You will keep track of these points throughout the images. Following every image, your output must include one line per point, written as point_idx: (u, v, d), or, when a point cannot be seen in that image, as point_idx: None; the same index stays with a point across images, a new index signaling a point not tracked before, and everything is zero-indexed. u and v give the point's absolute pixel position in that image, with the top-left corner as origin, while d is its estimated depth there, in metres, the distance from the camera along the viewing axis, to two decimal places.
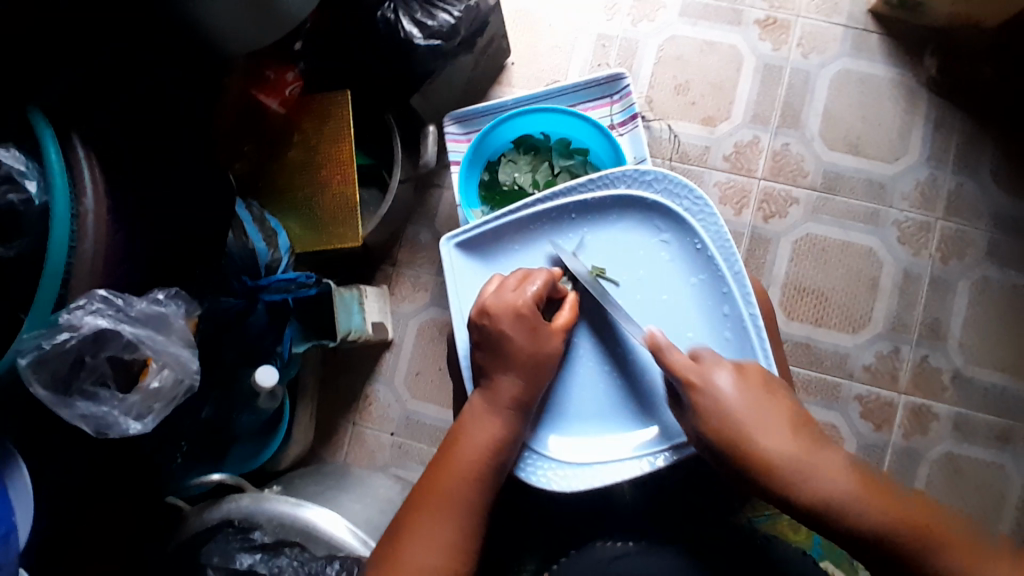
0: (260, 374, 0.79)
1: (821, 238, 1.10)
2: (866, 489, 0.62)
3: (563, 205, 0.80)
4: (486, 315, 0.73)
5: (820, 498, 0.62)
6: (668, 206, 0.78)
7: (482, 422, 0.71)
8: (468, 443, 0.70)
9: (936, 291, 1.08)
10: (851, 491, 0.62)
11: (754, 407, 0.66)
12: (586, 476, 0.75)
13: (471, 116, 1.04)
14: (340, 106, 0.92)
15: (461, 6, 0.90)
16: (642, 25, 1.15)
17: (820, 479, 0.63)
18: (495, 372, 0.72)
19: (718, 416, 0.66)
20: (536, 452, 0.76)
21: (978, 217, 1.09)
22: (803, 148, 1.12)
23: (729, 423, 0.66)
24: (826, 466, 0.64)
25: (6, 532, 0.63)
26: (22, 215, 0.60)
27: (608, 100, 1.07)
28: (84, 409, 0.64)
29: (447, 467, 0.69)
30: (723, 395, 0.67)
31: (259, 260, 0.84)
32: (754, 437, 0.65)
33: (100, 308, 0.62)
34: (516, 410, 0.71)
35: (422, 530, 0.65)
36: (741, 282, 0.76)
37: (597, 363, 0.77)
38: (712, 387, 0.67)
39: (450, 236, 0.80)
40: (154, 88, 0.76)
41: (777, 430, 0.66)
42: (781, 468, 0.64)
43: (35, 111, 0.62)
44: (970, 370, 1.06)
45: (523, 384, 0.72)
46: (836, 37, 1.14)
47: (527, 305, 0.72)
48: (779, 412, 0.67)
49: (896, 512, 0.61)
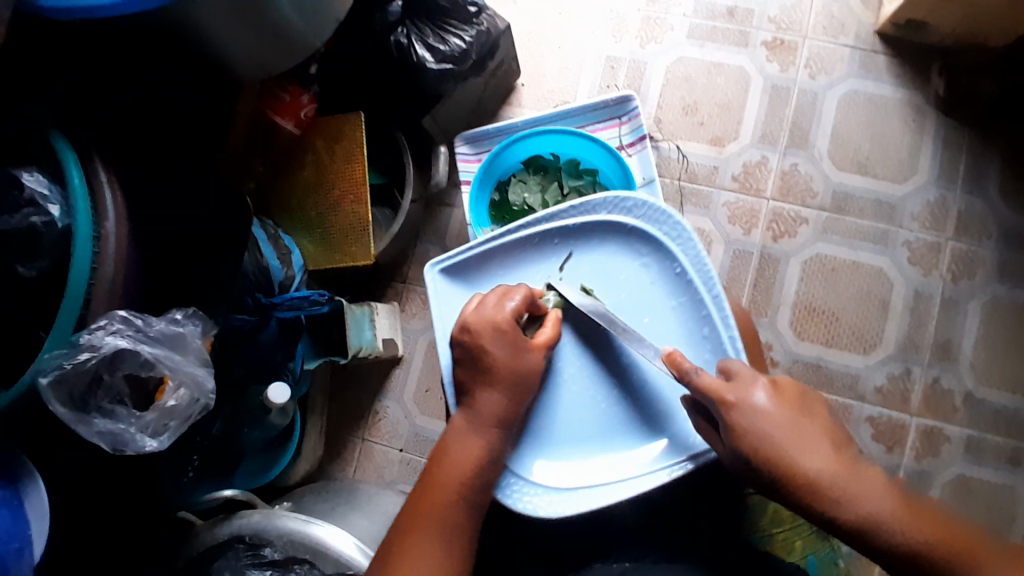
0: (272, 391, 0.80)
1: (830, 258, 1.10)
2: (911, 513, 0.60)
3: (546, 230, 0.81)
4: (467, 330, 0.73)
5: (860, 515, 0.61)
6: (648, 231, 0.79)
7: (465, 438, 0.71)
8: (455, 459, 0.71)
9: (946, 312, 1.07)
10: (893, 511, 0.60)
11: (793, 427, 0.65)
12: (571, 501, 0.75)
13: (482, 137, 1.07)
14: (353, 127, 0.94)
15: (472, 31, 0.93)
16: (650, 47, 1.17)
17: (859, 497, 0.61)
18: (476, 389, 0.73)
19: (753, 439, 0.64)
20: (518, 476, 0.76)
21: (987, 236, 1.08)
22: (812, 168, 1.12)
23: (766, 446, 0.64)
24: (868, 489, 0.61)
25: (21, 547, 0.65)
26: (43, 236, 0.61)
27: (617, 121, 1.08)
28: (101, 426, 0.66)
29: (437, 485, 0.70)
30: (760, 412, 0.65)
31: (274, 279, 0.87)
32: (795, 458, 0.63)
33: (120, 328, 0.63)
34: (500, 422, 0.72)
35: (419, 547, 0.66)
36: (720, 304, 0.76)
37: (578, 384, 0.78)
38: (748, 405, 0.65)
39: (434, 262, 0.81)
40: (149, 89, 0.76)
41: (816, 446, 0.64)
42: (821, 486, 0.62)
43: (56, 134, 0.63)
44: (981, 391, 1.05)
45: (506, 395, 0.73)
46: (843, 58, 1.15)
47: (507, 321, 0.73)
48: (815, 428, 0.65)
49: (943, 540, 0.58)
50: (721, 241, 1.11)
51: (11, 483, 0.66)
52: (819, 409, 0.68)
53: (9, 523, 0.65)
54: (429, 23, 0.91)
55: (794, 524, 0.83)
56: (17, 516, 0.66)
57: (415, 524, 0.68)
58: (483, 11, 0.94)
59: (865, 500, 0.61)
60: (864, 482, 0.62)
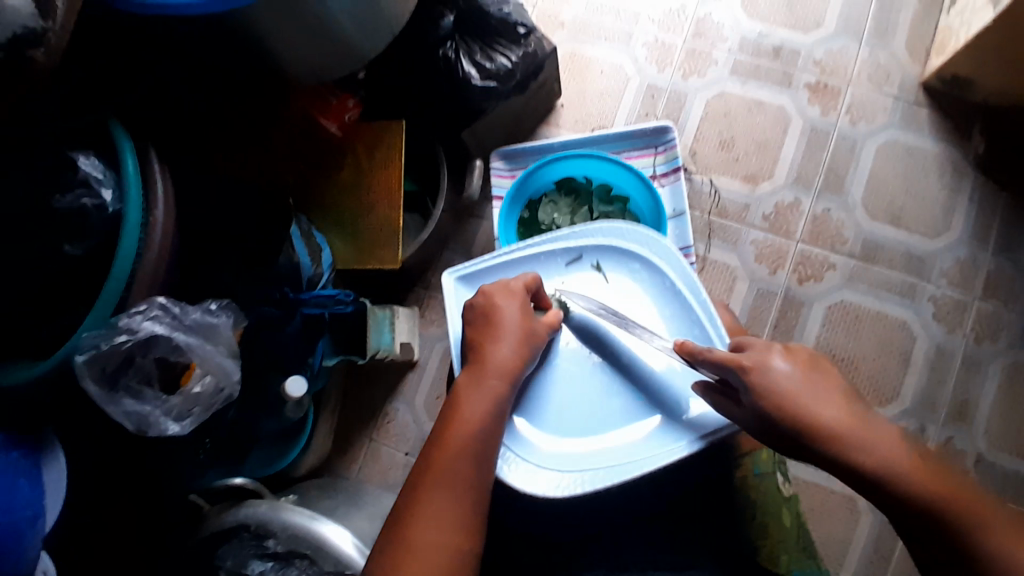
0: (289, 385, 0.82)
1: (854, 306, 1.09)
2: (928, 466, 0.56)
3: (552, 249, 0.87)
4: (481, 293, 0.76)
5: (880, 464, 0.57)
6: (641, 251, 0.87)
7: (475, 396, 0.68)
8: (466, 415, 0.67)
9: (967, 372, 1.06)
10: (912, 462, 0.56)
11: (808, 384, 0.63)
12: (569, 482, 0.77)
13: (518, 154, 1.10)
14: (395, 134, 0.96)
15: (518, 52, 0.95)
16: (692, 80, 1.18)
17: (877, 447, 0.58)
18: (487, 346, 0.72)
19: (773, 397, 0.62)
20: (515, 455, 0.78)
21: (1015, 299, 1.07)
22: (844, 214, 1.12)
23: (781, 399, 0.62)
24: (879, 441, 0.58)
25: (36, 514, 0.66)
26: (93, 218, 0.64)
27: (652, 151, 1.10)
28: (127, 406, 0.67)
29: (449, 441, 0.64)
30: (778, 374, 0.63)
31: (303, 274, 0.87)
32: (809, 410, 0.61)
33: (158, 315, 0.65)
34: (510, 375, 0.71)
35: (432, 510, 0.60)
36: (708, 308, 0.83)
37: (575, 369, 0.83)
38: (765, 368, 0.64)
39: (453, 269, 0.85)
40: (171, 88, 0.78)
41: (831, 399, 0.61)
42: (838, 436, 0.59)
43: (115, 123, 0.65)
44: (993, 455, 1.03)
45: (517, 346, 0.73)
46: (885, 107, 1.14)
47: (520, 288, 0.76)
48: (829, 385, 0.63)
49: (952, 496, 0.54)
50: (746, 279, 1.11)
51: (32, 451, 0.69)
52: (833, 367, 0.65)
53: (31, 491, 0.66)
54: (478, 41, 0.94)
55: (780, 537, 0.73)
56: (35, 485, 0.67)
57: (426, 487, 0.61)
58: (533, 32, 0.97)
59: (874, 451, 0.58)
60: (875, 433, 0.59)
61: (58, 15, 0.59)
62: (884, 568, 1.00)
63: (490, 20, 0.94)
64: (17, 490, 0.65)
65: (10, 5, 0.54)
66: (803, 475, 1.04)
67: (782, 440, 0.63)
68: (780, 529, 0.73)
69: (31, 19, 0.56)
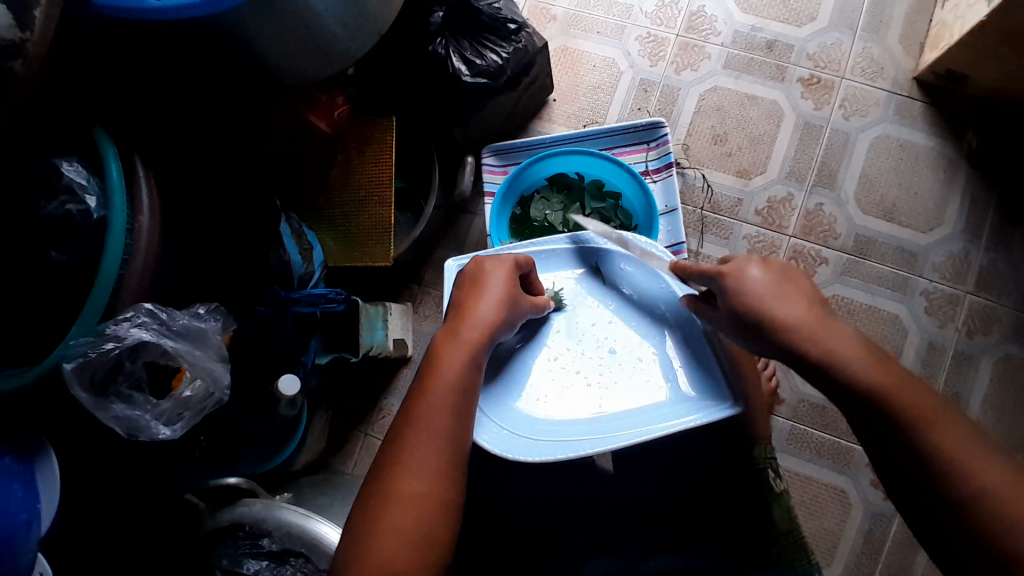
0: (282, 382, 0.82)
1: (846, 300, 1.09)
2: (879, 364, 0.58)
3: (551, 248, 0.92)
4: (475, 261, 0.78)
5: (827, 354, 0.59)
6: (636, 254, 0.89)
7: (454, 351, 0.67)
8: (442, 366, 0.65)
9: (958, 366, 1.06)
10: (863, 357, 0.58)
11: (776, 287, 0.65)
12: (541, 448, 0.76)
13: (509, 150, 1.10)
14: (384, 131, 0.95)
15: (509, 48, 0.94)
16: (685, 74, 1.17)
17: (830, 341, 0.60)
18: (471, 304, 0.72)
19: (742, 301, 0.66)
20: (495, 423, 0.78)
21: (1008, 294, 1.07)
22: (836, 210, 1.12)
23: (748, 299, 0.65)
24: (832, 340, 0.60)
25: (30, 519, 0.66)
26: (79, 224, 0.64)
27: (644, 147, 1.09)
28: (118, 411, 0.68)
29: (428, 389, 0.64)
30: (749, 276, 0.66)
31: (294, 273, 0.87)
32: (770, 312, 0.63)
33: (145, 321, 0.66)
34: (489, 326, 0.70)
35: (412, 472, 0.59)
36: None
37: (560, 357, 0.87)
38: (738, 275, 0.67)
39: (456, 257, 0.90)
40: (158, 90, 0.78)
41: (796, 298, 0.64)
42: (793, 327, 0.62)
43: (100, 130, 0.65)
44: None
45: (499, 301, 0.73)
46: (879, 101, 1.14)
47: (514, 261, 0.79)
48: (798, 290, 0.65)
49: (898, 392, 0.55)
50: None
51: (25, 459, 0.69)
52: (805, 279, 0.67)
53: (24, 497, 0.66)
54: (468, 37, 0.93)
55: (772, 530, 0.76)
56: (29, 491, 0.67)
57: (408, 460, 0.60)
58: (522, 28, 0.96)
59: (826, 347, 0.60)
60: (829, 333, 0.61)
61: (37, 25, 0.60)
62: (874, 560, 1.02)
63: (480, 16, 0.93)
64: (12, 495, 0.66)
65: None
66: (795, 469, 1.05)
67: (750, 338, 0.66)
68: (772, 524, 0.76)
69: (8, 30, 0.58)
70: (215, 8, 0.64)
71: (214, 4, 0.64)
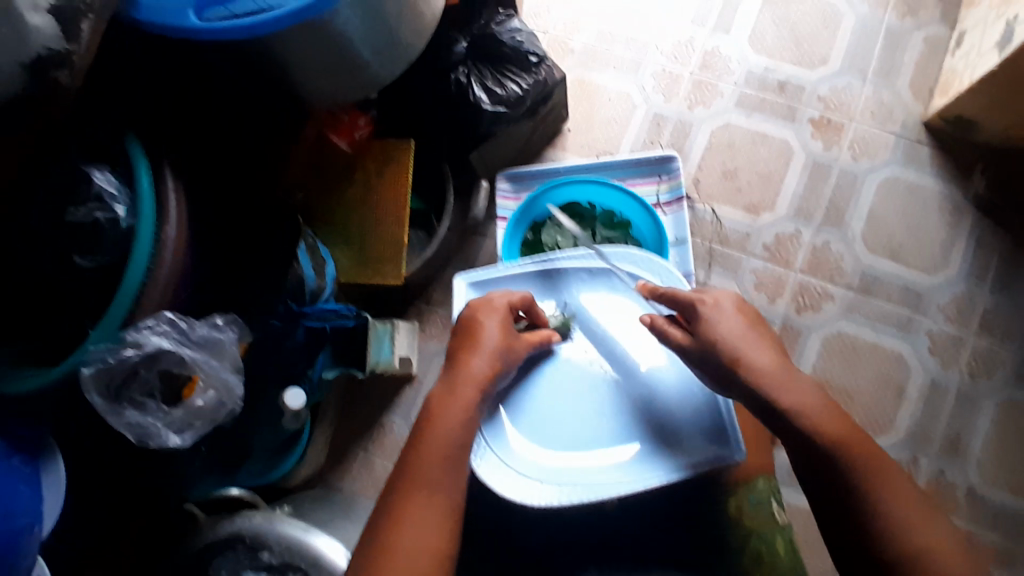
0: (288, 397, 0.84)
1: (851, 337, 1.10)
2: (831, 414, 0.66)
3: (564, 266, 0.94)
4: (470, 308, 0.81)
5: (786, 397, 0.67)
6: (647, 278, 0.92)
7: (449, 403, 0.71)
8: (439, 419, 0.69)
9: (961, 408, 1.07)
10: (814, 405, 0.66)
11: (741, 329, 0.74)
12: (542, 491, 0.82)
13: (523, 178, 1.12)
14: (403, 152, 0.98)
15: (529, 80, 0.97)
16: (698, 110, 1.20)
17: (784, 384, 0.68)
18: (465, 356, 0.75)
19: (711, 335, 0.74)
20: (493, 453, 0.83)
21: (1012, 339, 1.08)
22: (843, 248, 1.13)
23: (718, 334, 0.73)
24: (794, 388, 0.68)
25: (34, 521, 0.65)
26: (107, 232, 0.65)
27: (657, 179, 1.12)
28: (131, 418, 0.69)
29: (424, 434, 0.68)
30: (723, 314, 0.75)
31: (306, 287, 0.87)
32: (737, 350, 0.71)
33: (165, 329, 0.66)
34: (483, 385, 0.74)
35: (418, 504, 0.62)
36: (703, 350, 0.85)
37: (563, 386, 0.88)
38: (715, 311, 0.75)
39: (464, 272, 0.93)
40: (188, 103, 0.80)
41: (759, 343, 0.72)
42: (757, 367, 0.70)
43: (132, 139, 0.67)
44: (987, 492, 1.04)
45: (492, 355, 0.76)
46: (887, 144, 1.16)
47: (507, 309, 0.81)
48: (763, 339, 0.73)
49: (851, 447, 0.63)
50: None
51: (32, 460, 0.68)
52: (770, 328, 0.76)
53: (30, 498, 0.66)
54: (489, 67, 0.96)
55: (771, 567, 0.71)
56: (36, 491, 0.67)
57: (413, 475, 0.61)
58: (544, 61, 0.99)
59: (782, 389, 0.68)
60: (791, 382, 0.68)
61: (83, 38, 0.62)
62: None
63: (502, 48, 0.96)
64: (18, 495, 0.64)
65: (42, 29, 0.58)
66: (795, 506, 1.05)
67: (712, 371, 0.74)
68: (772, 558, 0.71)
69: (57, 43, 0.60)
70: (256, 31, 0.67)
71: (257, 26, 0.67)
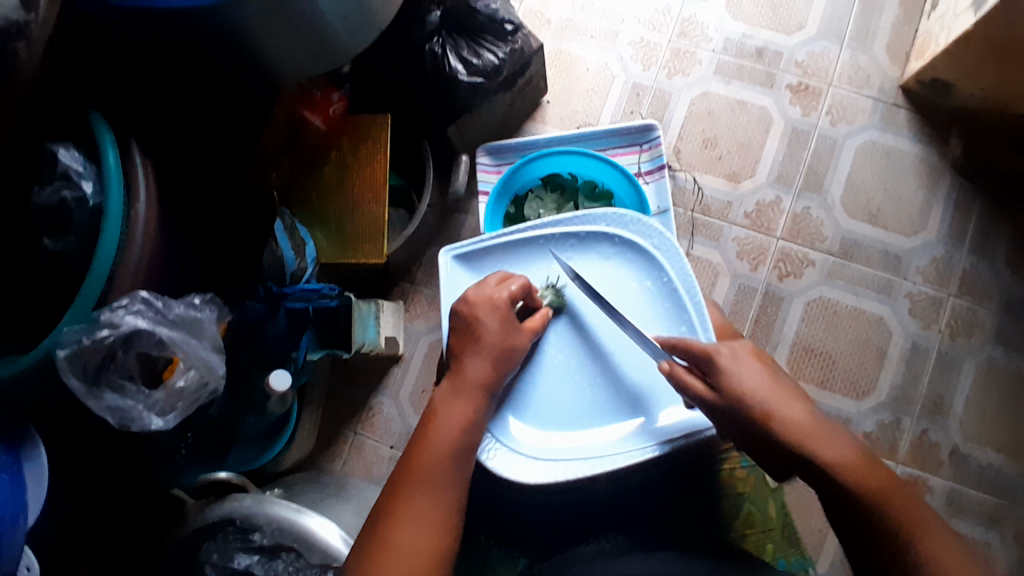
0: (273, 378, 0.81)
1: (833, 301, 1.11)
2: (866, 470, 0.63)
3: (552, 233, 0.88)
4: (466, 303, 0.79)
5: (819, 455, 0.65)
6: (639, 242, 0.88)
7: (450, 402, 0.73)
8: (441, 423, 0.71)
9: (941, 368, 1.09)
10: (848, 460, 0.64)
11: (766, 385, 0.71)
12: (547, 468, 0.81)
13: (504, 150, 1.10)
14: (379, 127, 0.96)
15: (505, 49, 0.96)
16: (677, 79, 1.19)
17: (817, 443, 0.66)
18: (465, 357, 0.77)
19: (736, 391, 0.71)
20: (495, 437, 0.82)
21: (990, 299, 1.10)
22: (823, 213, 1.14)
23: (744, 393, 0.71)
24: (825, 446, 0.66)
25: (16, 512, 0.64)
26: (74, 212, 0.64)
27: (637, 149, 1.11)
28: (110, 402, 0.67)
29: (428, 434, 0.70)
30: (745, 371, 0.72)
31: (286, 269, 0.87)
32: (763, 407, 0.70)
33: (140, 309, 0.64)
34: (483, 386, 0.76)
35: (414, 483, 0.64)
36: (699, 311, 0.85)
37: (562, 361, 0.85)
38: (738, 369, 0.72)
39: (449, 247, 0.89)
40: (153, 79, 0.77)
41: (787, 399, 0.70)
42: (789, 427, 0.68)
43: (97, 116, 0.66)
44: (968, 448, 1.06)
45: (491, 359, 0.77)
46: (865, 109, 1.17)
47: (502, 300, 0.79)
48: (792, 400, 0.70)
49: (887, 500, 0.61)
50: (727, 276, 1.12)
51: (13, 448, 0.67)
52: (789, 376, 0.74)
53: (9, 490, 0.64)
54: (465, 37, 0.95)
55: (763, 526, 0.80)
56: (16, 482, 0.65)
57: None
58: (520, 29, 0.97)
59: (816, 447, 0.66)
60: (824, 441, 0.66)
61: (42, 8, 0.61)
62: None
63: (477, 18, 0.94)
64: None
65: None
66: None
67: (738, 433, 0.72)
68: (766, 518, 0.81)
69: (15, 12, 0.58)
70: None
71: None
